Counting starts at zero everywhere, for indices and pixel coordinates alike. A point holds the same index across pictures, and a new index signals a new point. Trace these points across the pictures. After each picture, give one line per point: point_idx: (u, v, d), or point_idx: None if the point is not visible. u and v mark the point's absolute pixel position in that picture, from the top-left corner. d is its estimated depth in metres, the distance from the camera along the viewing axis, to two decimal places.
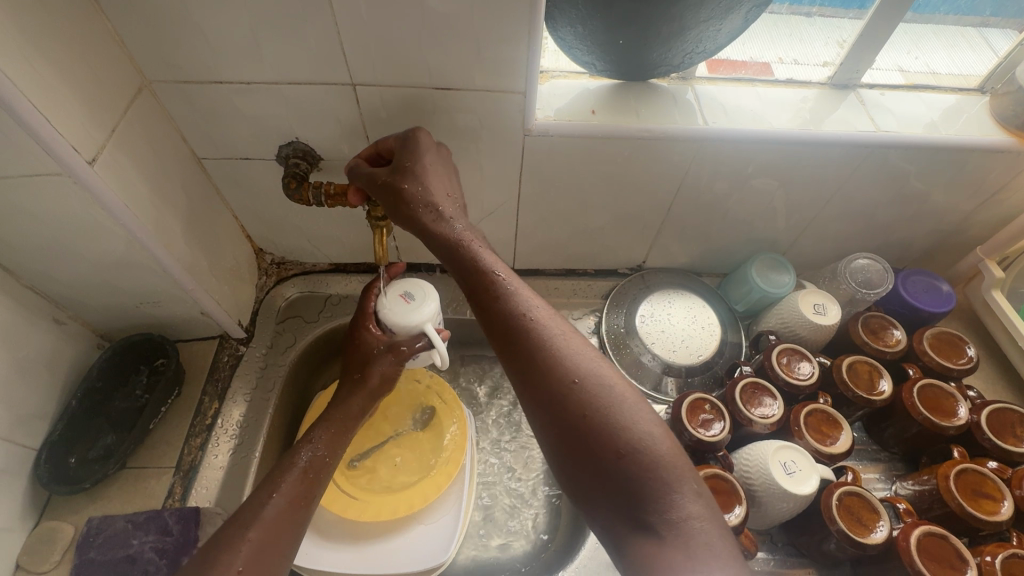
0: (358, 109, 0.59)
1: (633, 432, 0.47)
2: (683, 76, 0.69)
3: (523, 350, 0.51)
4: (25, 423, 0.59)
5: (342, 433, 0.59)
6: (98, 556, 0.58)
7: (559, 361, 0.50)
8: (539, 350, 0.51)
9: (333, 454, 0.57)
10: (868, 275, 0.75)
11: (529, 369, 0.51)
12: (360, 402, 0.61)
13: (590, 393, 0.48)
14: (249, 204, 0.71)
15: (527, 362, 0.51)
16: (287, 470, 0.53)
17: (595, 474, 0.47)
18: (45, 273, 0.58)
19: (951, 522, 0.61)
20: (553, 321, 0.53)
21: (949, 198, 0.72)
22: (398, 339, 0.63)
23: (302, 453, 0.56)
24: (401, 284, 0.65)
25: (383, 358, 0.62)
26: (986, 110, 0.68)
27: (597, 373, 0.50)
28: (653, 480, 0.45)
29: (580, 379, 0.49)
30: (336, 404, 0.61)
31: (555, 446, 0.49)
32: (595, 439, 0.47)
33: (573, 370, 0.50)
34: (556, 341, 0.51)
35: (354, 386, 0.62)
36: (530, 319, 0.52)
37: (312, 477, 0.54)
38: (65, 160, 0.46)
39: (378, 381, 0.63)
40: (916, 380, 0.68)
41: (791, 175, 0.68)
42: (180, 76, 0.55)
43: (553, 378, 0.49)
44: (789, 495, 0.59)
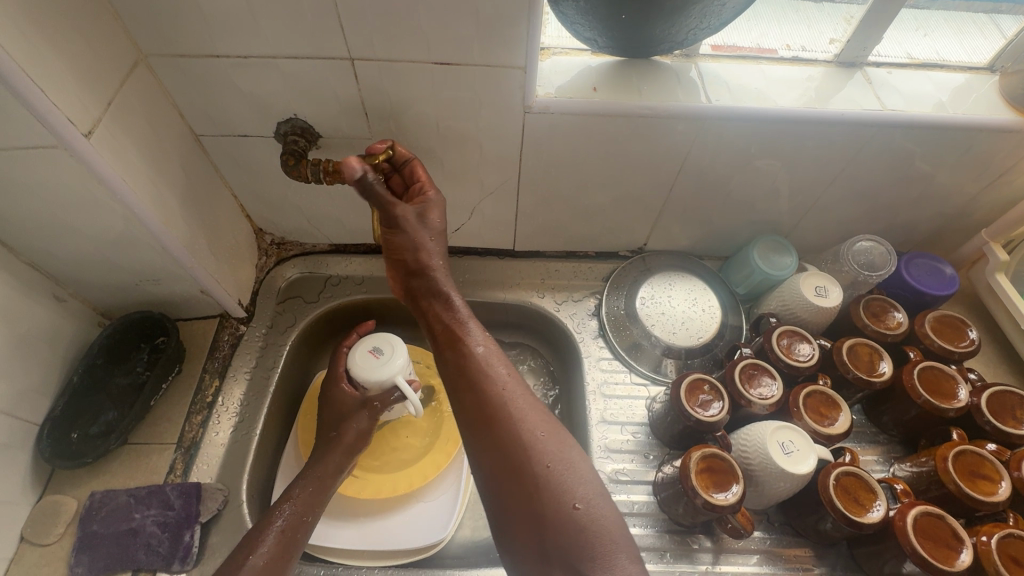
0: (357, 85, 0.58)
1: (584, 496, 0.52)
2: (687, 53, 0.68)
3: (492, 401, 0.57)
4: (27, 399, 0.59)
5: (320, 492, 0.61)
6: (101, 529, 0.59)
7: (528, 415, 0.56)
8: (509, 402, 0.56)
9: (311, 512, 0.59)
10: (871, 257, 0.75)
11: (497, 419, 0.56)
12: (337, 459, 0.63)
13: (547, 455, 0.54)
14: (248, 183, 0.71)
15: (495, 412, 0.56)
16: (264, 531, 0.55)
17: (548, 523, 0.51)
18: (44, 250, 0.58)
19: (948, 503, 0.61)
20: (517, 386, 0.58)
21: (955, 180, 0.71)
22: (371, 395, 0.67)
23: (280, 512, 0.57)
24: (370, 340, 0.69)
25: (360, 414, 0.66)
26: (996, 89, 0.66)
27: (554, 437, 0.55)
28: (604, 534, 0.50)
29: (542, 435, 0.55)
30: (314, 463, 0.63)
31: (509, 494, 0.53)
32: (547, 498, 0.51)
33: (538, 425, 0.56)
34: (524, 398, 0.57)
35: (330, 445, 0.64)
36: (503, 375, 0.59)
37: (290, 535, 0.56)
38: (62, 133, 0.46)
39: (354, 437, 0.65)
40: (916, 362, 0.68)
41: (795, 156, 0.68)
42: (176, 50, 0.54)
43: (518, 429, 0.55)
44: (785, 475, 0.59)
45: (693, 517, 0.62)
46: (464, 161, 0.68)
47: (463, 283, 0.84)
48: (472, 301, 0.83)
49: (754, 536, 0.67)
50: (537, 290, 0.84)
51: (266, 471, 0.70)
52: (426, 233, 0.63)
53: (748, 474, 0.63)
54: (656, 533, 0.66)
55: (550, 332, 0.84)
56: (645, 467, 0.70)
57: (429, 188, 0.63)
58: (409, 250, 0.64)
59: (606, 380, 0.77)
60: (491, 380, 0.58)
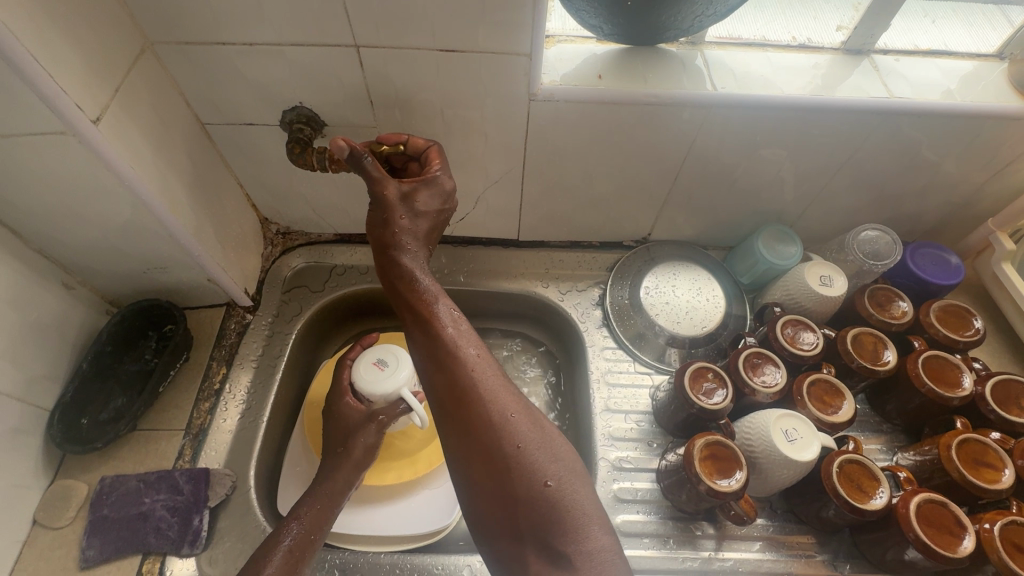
0: (362, 73, 0.58)
1: (554, 473, 0.52)
2: (693, 41, 0.67)
3: (462, 382, 0.56)
4: (37, 384, 0.60)
5: (327, 509, 0.59)
6: (111, 513, 0.60)
7: (497, 396, 0.55)
8: (481, 385, 0.56)
9: (318, 531, 0.57)
10: (876, 247, 0.74)
11: (468, 402, 0.55)
12: (346, 475, 0.62)
13: (517, 434, 0.53)
14: (253, 171, 0.71)
15: (464, 395, 0.55)
16: (271, 552, 0.54)
17: (520, 500, 0.51)
18: (53, 237, 0.59)
19: (952, 490, 0.61)
20: (488, 367, 0.57)
21: (962, 169, 0.70)
22: (377, 408, 0.67)
23: (287, 531, 0.56)
24: (373, 352, 0.69)
25: (366, 428, 0.65)
26: (1004, 77, 0.66)
27: (524, 419, 0.55)
28: (575, 508, 0.50)
29: (513, 416, 0.54)
30: (322, 480, 0.62)
31: (481, 476, 0.53)
32: (517, 476, 0.52)
33: (508, 405, 0.55)
34: (494, 378, 0.56)
35: (339, 460, 0.63)
36: (473, 357, 0.57)
37: (297, 555, 0.55)
38: (71, 120, 0.46)
39: (362, 451, 0.64)
40: (921, 351, 0.68)
41: (800, 144, 0.67)
42: (182, 37, 0.54)
43: (488, 410, 0.54)
44: (789, 462, 0.60)
45: (696, 504, 0.63)
46: (468, 149, 0.68)
47: (468, 272, 0.84)
48: (476, 289, 0.83)
49: (756, 522, 0.67)
50: (541, 280, 0.84)
51: (273, 458, 0.71)
52: (406, 214, 0.60)
53: (751, 461, 0.63)
54: (659, 520, 0.66)
55: (554, 322, 0.85)
56: (649, 455, 0.71)
57: (438, 171, 0.61)
58: (380, 227, 0.61)
59: (610, 369, 0.78)
60: (460, 360, 0.57)
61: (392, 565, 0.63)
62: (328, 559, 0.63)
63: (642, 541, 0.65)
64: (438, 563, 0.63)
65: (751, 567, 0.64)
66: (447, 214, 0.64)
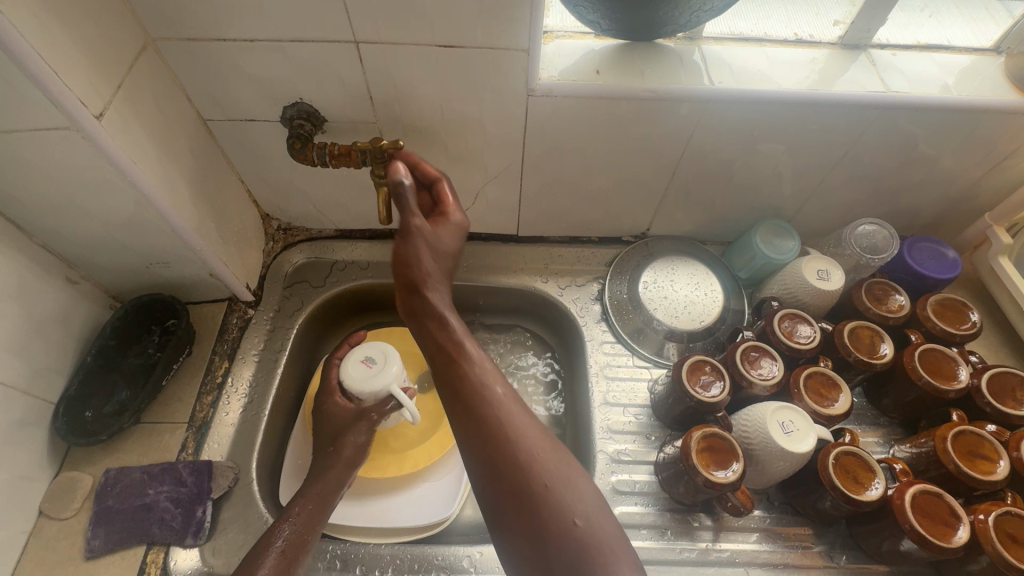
0: (362, 69, 0.59)
1: (582, 511, 0.49)
2: (690, 36, 0.68)
3: (489, 419, 0.52)
4: (41, 378, 0.61)
5: (319, 508, 0.59)
6: (115, 504, 0.61)
7: (521, 435, 0.52)
8: (507, 423, 0.52)
9: (311, 530, 0.56)
10: (874, 241, 0.75)
11: (495, 441, 0.51)
12: (336, 475, 0.62)
13: (546, 472, 0.50)
14: (254, 168, 0.72)
15: (488, 437, 0.51)
16: (265, 552, 0.53)
17: (549, 543, 0.47)
18: (57, 232, 0.59)
19: (948, 482, 0.62)
20: (514, 403, 0.54)
21: (959, 163, 0.71)
22: (366, 405, 0.68)
23: (280, 531, 0.55)
24: (361, 350, 0.70)
25: (356, 426, 0.66)
26: (1001, 71, 0.66)
27: (551, 455, 0.52)
28: (605, 546, 0.47)
29: (540, 454, 0.51)
30: (311, 481, 0.61)
31: (510, 525, 0.49)
32: (547, 517, 0.48)
33: (535, 442, 0.52)
34: (520, 417, 0.53)
35: (329, 460, 0.63)
36: (498, 393, 0.54)
37: (291, 555, 0.53)
38: (74, 115, 0.47)
39: (352, 450, 0.64)
40: (917, 345, 0.69)
41: (798, 139, 0.68)
42: (184, 34, 0.55)
43: (515, 448, 0.51)
44: (786, 454, 0.60)
45: (694, 496, 0.63)
46: (468, 145, 0.69)
47: (468, 268, 0.84)
48: (476, 284, 0.84)
49: (753, 514, 0.67)
50: (541, 275, 0.85)
51: (275, 450, 0.71)
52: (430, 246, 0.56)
53: (749, 454, 0.64)
54: (656, 511, 0.67)
55: (553, 317, 0.85)
56: (647, 448, 0.71)
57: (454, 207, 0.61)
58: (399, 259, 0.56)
59: (609, 362, 0.78)
60: (486, 396, 0.53)
61: (392, 558, 0.64)
62: (329, 550, 0.64)
63: (640, 532, 0.66)
64: (439, 554, 0.64)
65: (748, 558, 0.65)
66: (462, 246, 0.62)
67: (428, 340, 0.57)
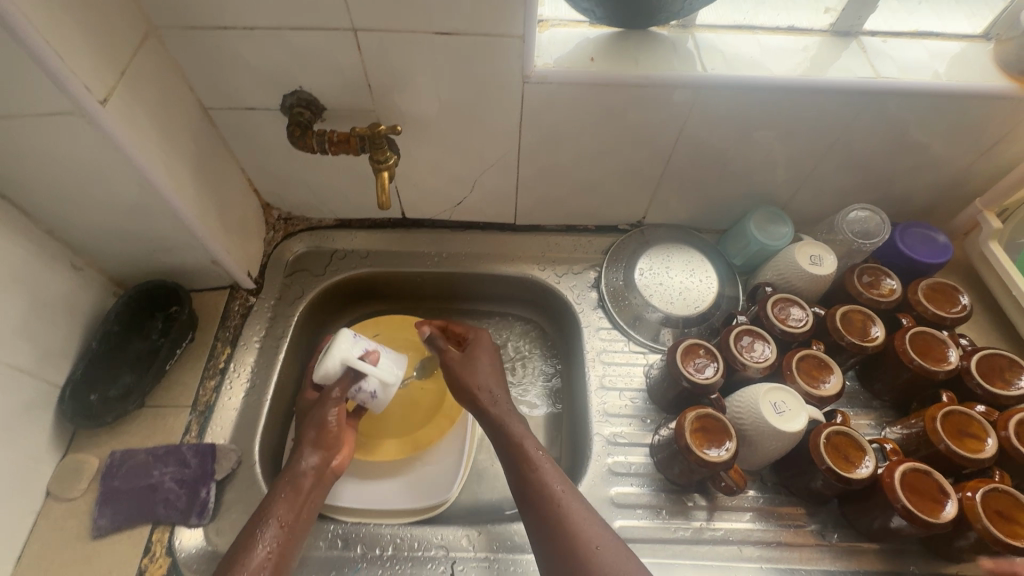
0: (359, 56, 0.60)
1: None
2: (684, 24, 0.69)
3: (551, 514, 0.54)
4: (48, 361, 0.62)
5: (297, 495, 0.58)
6: (122, 484, 0.62)
7: (586, 532, 0.53)
8: (566, 514, 0.54)
9: (290, 518, 0.56)
10: (866, 227, 0.76)
11: (558, 534, 0.53)
12: (313, 461, 0.61)
13: (605, 561, 0.51)
14: (254, 156, 0.73)
15: (560, 536, 0.53)
16: (247, 549, 0.53)
17: None
18: (62, 218, 0.61)
19: (937, 461, 0.63)
20: (570, 494, 0.56)
21: (949, 149, 0.72)
22: (330, 387, 0.65)
23: (261, 525, 0.55)
24: (322, 341, 0.68)
25: (319, 407, 0.64)
26: (991, 57, 0.67)
27: (609, 541, 0.53)
28: None
29: (599, 546, 0.52)
30: (287, 468, 0.61)
31: None
32: None
33: (594, 534, 0.53)
34: (582, 510, 0.55)
35: (301, 445, 0.62)
36: (555, 483, 0.57)
37: (271, 547, 0.54)
38: (79, 100, 0.48)
39: (315, 431, 0.62)
40: (908, 328, 0.70)
41: (791, 125, 0.68)
42: (185, 22, 0.56)
43: (576, 540, 0.52)
44: (778, 433, 0.61)
45: (688, 477, 0.65)
46: (465, 133, 0.70)
47: (468, 257, 0.85)
48: (475, 273, 0.85)
49: (747, 494, 0.69)
50: (538, 264, 0.86)
51: (277, 434, 0.73)
52: (478, 358, 0.69)
53: (742, 434, 0.65)
54: (652, 492, 0.68)
55: (551, 304, 0.87)
56: (643, 431, 0.73)
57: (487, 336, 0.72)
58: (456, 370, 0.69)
59: (605, 348, 0.79)
60: (545, 488, 0.56)
61: (393, 536, 0.65)
62: (330, 530, 0.65)
63: (636, 512, 0.67)
64: (439, 533, 0.65)
65: (741, 536, 0.66)
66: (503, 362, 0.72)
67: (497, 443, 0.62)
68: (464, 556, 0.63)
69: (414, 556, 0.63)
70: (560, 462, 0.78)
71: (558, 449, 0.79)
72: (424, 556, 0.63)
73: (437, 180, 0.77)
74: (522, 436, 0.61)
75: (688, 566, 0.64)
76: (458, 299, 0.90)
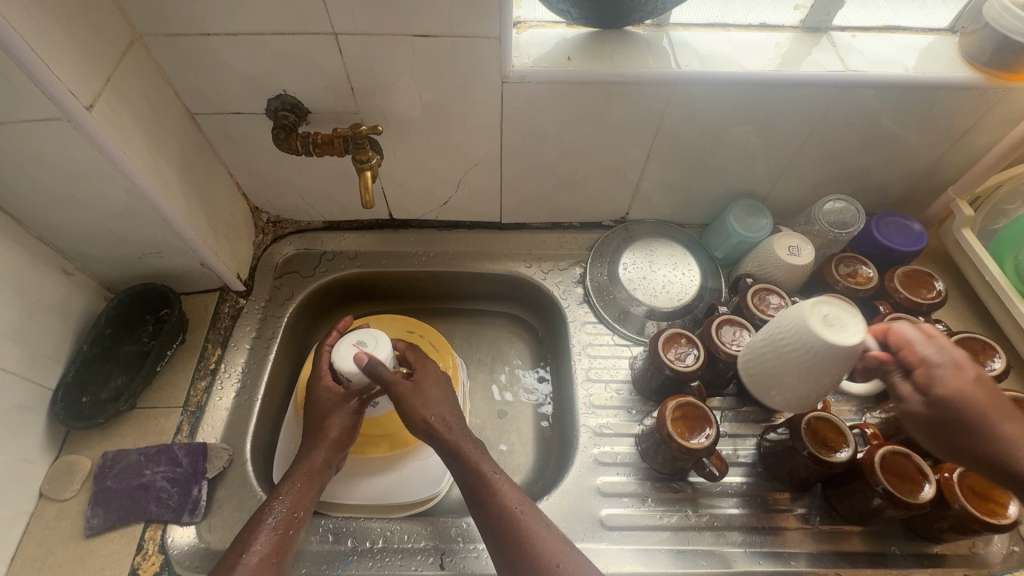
0: (341, 60, 0.61)
1: None
2: (659, 23, 0.71)
3: (510, 538, 0.54)
4: (39, 364, 0.63)
5: (310, 487, 0.60)
6: (114, 484, 0.63)
7: (546, 549, 0.53)
8: (526, 537, 0.54)
9: (302, 507, 0.58)
10: (842, 216, 0.78)
11: (518, 558, 0.53)
12: (324, 454, 0.62)
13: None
14: (242, 161, 0.74)
15: (522, 559, 0.53)
16: (257, 530, 0.55)
17: None
18: (52, 223, 0.62)
19: (915, 444, 0.64)
20: (530, 515, 0.56)
21: (921, 139, 0.73)
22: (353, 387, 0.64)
23: (272, 509, 0.57)
24: (355, 334, 0.65)
25: (343, 409, 0.64)
26: (957, 50, 0.69)
27: (571, 558, 0.53)
28: None
29: (561, 564, 0.52)
30: (303, 459, 0.62)
31: None
32: None
33: (553, 555, 0.53)
34: (543, 527, 0.55)
35: (318, 439, 0.63)
36: (515, 507, 0.56)
37: (283, 532, 0.56)
38: (66, 106, 0.49)
39: (339, 432, 0.63)
40: (885, 315, 0.71)
41: (765, 120, 0.70)
42: (169, 29, 0.57)
43: (537, 562, 0.52)
44: (820, 346, 0.51)
45: (672, 465, 0.66)
46: (447, 133, 0.71)
47: (455, 257, 0.87)
48: (463, 272, 0.87)
49: (732, 480, 0.70)
50: (525, 260, 0.87)
51: (268, 433, 0.74)
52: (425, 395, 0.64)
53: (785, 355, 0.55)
54: (637, 480, 0.69)
55: (538, 300, 0.88)
56: (629, 422, 0.74)
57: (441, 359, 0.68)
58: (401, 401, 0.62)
59: (590, 342, 0.81)
60: (504, 513, 0.55)
61: (382, 530, 0.66)
62: (322, 524, 0.66)
63: (622, 500, 0.68)
64: (429, 525, 0.67)
65: (726, 521, 0.67)
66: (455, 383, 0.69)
67: (455, 472, 0.60)
68: (452, 548, 0.65)
69: (404, 548, 0.65)
70: (549, 455, 0.79)
71: (547, 441, 0.81)
72: (414, 548, 0.65)
73: (422, 180, 0.79)
74: (478, 461, 0.59)
75: (674, 552, 0.65)
76: (445, 297, 0.91)
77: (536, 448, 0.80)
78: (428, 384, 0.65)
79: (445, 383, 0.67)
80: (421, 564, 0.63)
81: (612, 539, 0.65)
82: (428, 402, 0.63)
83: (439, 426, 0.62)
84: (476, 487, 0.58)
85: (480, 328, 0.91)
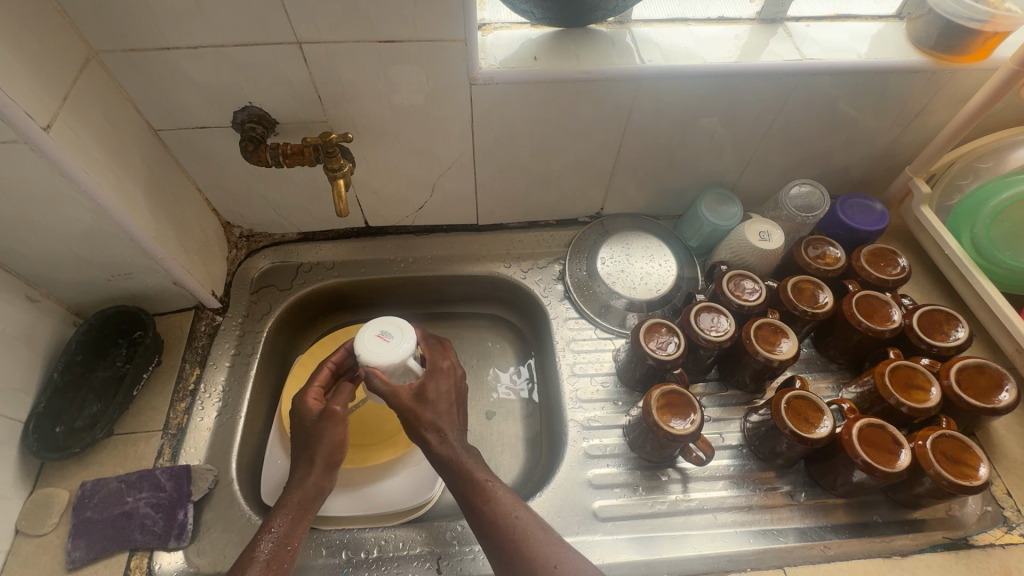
0: (306, 68, 0.61)
1: None
2: (620, 20, 0.72)
3: (507, 546, 0.54)
4: (7, 396, 0.61)
5: (301, 516, 0.59)
6: (94, 515, 0.61)
7: (543, 551, 0.53)
8: (523, 542, 0.54)
9: (294, 538, 0.57)
10: (808, 200, 0.81)
11: (517, 563, 0.53)
12: (314, 480, 0.61)
13: None
14: (211, 175, 0.73)
15: (520, 566, 0.53)
16: (247, 566, 0.53)
17: None
18: (13, 250, 0.60)
19: (890, 414, 0.67)
20: (524, 519, 0.56)
21: (877, 122, 0.76)
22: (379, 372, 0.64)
23: (263, 544, 0.55)
24: (377, 324, 0.66)
25: (325, 427, 0.62)
26: (904, 35, 0.72)
27: (569, 558, 0.53)
28: None
29: (560, 565, 0.52)
30: (292, 487, 0.61)
31: None
32: None
33: (551, 559, 0.53)
34: (539, 531, 0.55)
35: (309, 462, 0.62)
36: (510, 515, 0.56)
37: (276, 567, 0.54)
38: (21, 127, 0.48)
39: (326, 454, 0.62)
40: (854, 293, 0.73)
41: (729, 110, 0.72)
42: (126, 44, 0.56)
43: (534, 566, 0.53)
44: None
45: (661, 452, 0.67)
46: (419, 137, 0.71)
47: (434, 261, 0.87)
48: (442, 275, 0.86)
49: (720, 463, 0.71)
50: (504, 261, 0.87)
51: (253, 450, 0.73)
52: (427, 407, 0.63)
53: None
54: (627, 470, 0.70)
55: (518, 299, 0.88)
56: (617, 413, 0.75)
57: (447, 366, 0.67)
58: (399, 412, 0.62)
59: (574, 337, 0.81)
60: (500, 520, 0.56)
61: (376, 539, 0.66)
62: (314, 539, 0.65)
63: (614, 491, 0.69)
64: (424, 530, 0.66)
65: (717, 504, 0.69)
66: (459, 387, 0.67)
67: (450, 484, 0.60)
68: (448, 552, 0.64)
69: (399, 555, 0.64)
70: (539, 452, 0.80)
71: (536, 439, 0.81)
72: (409, 555, 0.64)
73: (396, 185, 0.78)
74: (473, 469, 0.60)
75: (668, 538, 0.66)
76: (427, 302, 0.91)
77: (526, 447, 0.80)
78: (435, 393, 0.64)
79: (454, 390, 0.66)
80: (418, 570, 0.63)
81: (607, 530, 0.66)
82: (433, 412, 0.63)
83: (433, 437, 0.62)
84: (471, 496, 0.58)
85: (464, 330, 0.91)
